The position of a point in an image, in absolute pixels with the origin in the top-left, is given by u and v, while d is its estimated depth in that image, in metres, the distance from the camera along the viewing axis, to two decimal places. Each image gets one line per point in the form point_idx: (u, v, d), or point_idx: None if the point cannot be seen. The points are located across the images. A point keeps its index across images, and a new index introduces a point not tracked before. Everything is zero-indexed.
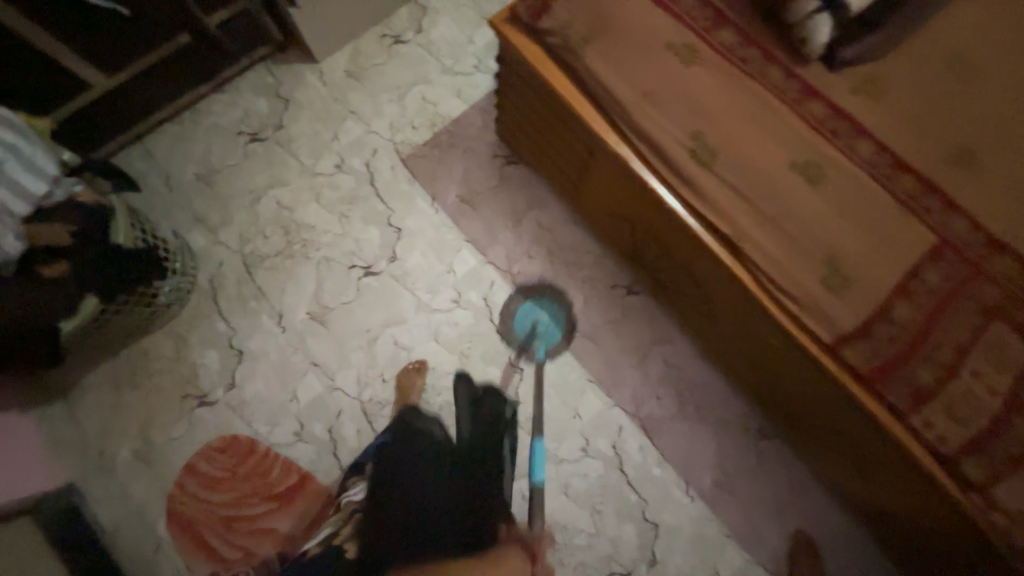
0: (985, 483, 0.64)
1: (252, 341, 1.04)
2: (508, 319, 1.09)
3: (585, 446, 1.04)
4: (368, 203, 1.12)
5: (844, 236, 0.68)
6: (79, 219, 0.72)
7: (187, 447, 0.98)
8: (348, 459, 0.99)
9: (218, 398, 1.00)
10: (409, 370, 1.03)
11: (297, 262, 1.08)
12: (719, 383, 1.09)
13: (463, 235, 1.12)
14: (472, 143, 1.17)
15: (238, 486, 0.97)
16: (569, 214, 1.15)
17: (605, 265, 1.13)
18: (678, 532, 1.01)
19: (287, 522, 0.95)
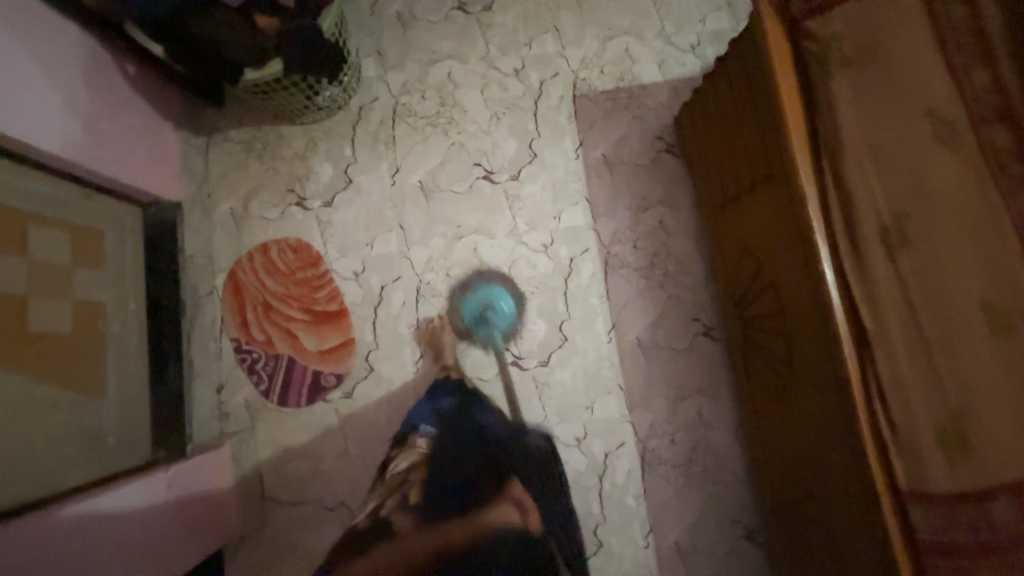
0: None
1: (364, 177, 1.09)
2: (581, 290, 1.06)
3: (580, 438, 1.02)
4: (523, 117, 1.12)
5: (995, 398, 0.57)
6: None
7: (270, 231, 1.07)
8: (383, 320, 1.05)
9: (314, 207, 1.08)
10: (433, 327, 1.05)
11: (434, 134, 1.11)
12: (737, 465, 1.02)
13: (587, 191, 1.10)
14: (646, 114, 1.12)
15: (290, 286, 1.05)
16: (694, 230, 1.09)
17: (699, 295, 1.07)
18: (618, 562, 0.99)
19: (310, 338, 1.03)
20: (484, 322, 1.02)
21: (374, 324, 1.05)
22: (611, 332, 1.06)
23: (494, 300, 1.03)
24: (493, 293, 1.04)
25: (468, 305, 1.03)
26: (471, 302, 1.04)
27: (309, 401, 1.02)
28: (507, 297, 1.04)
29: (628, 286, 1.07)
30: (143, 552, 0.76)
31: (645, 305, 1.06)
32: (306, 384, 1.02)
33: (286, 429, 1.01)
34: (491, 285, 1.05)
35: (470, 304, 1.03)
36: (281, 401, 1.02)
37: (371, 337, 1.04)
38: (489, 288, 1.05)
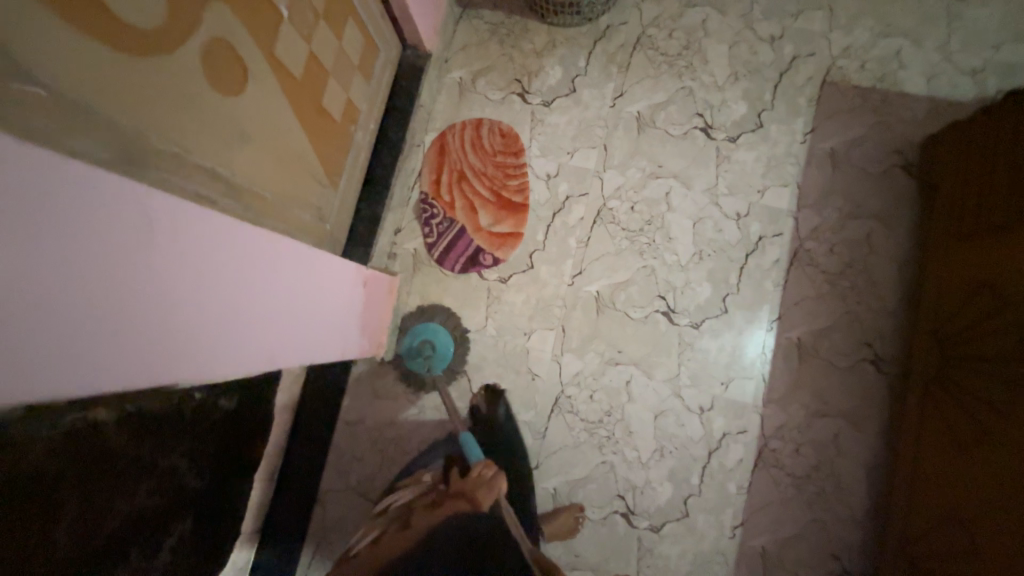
0: None
1: (586, 91, 1.11)
2: (759, 270, 1.03)
3: (704, 408, 1.00)
4: (762, 84, 1.08)
5: None
6: None
7: (487, 110, 1.12)
8: (557, 226, 1.08)
9: (532, 102, 1.12)
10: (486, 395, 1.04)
11: (669, 72, 1.10)
12: (857, 502, 0.96)
13: (801, 179, 1.05)
14: (895, 123, 1.05)
15: (487, 164, 1.10)
16: (899, 258, 1.01)
17: (882, 321, 1.00)
18: (696, 539, 0.97)
19: (487, 217, 1.08)
20: (425, 358, 1.01)
21: (547, 226, 1.08)
22: (773, 322, 1.02)
23: (433, 339, 1.02)
24: (432, 329, 1.03)
25: (405, 346, 1.03)
26: (413, 337, 1.03)
27: (463, 271, 1.07)
28: (438, 328, 1.03)
29: (808, 285, 1.02)
30: (330, 323, 0.80)
31: (818, 309, 1.01)
32: (469, 256, 1.08)
33: (440, 289, 1.08)
34: (429, 323, 1.04)
35: (410, 336, 1.03)
36: (441, 261, 1.08)
37: (541, 239, 1.08)
38: (428, 325, 1.04)
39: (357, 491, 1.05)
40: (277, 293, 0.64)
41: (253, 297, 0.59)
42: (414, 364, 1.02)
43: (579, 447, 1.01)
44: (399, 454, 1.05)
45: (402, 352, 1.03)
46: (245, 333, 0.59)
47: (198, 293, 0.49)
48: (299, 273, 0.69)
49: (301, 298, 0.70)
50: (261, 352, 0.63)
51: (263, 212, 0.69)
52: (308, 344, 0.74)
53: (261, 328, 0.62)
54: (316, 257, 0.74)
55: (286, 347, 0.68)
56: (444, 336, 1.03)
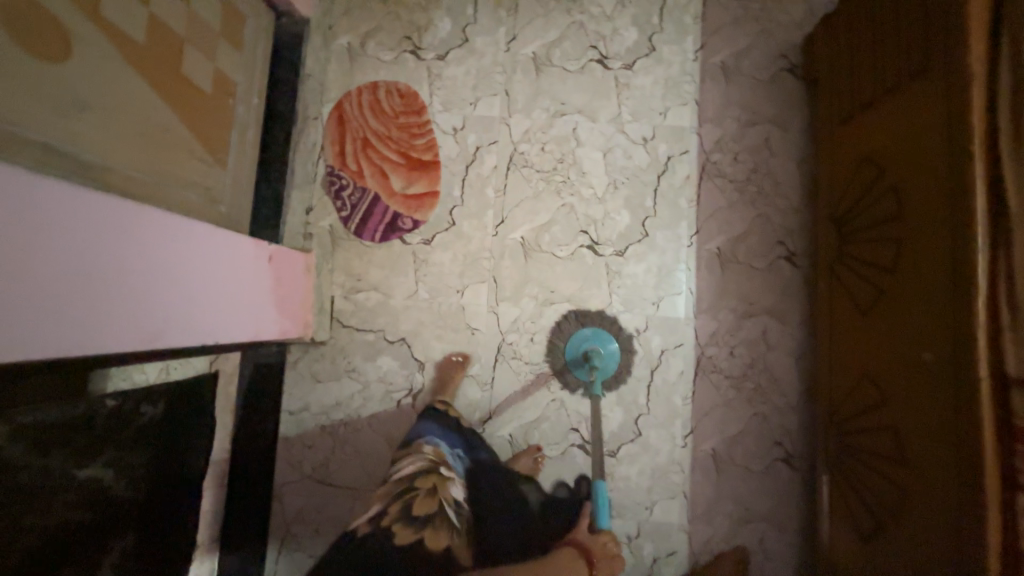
0: None
1: (479, 39, 1.10)
2: (672, 190, 1.06)
3: (641, 330, 1.03)
4: (648, 7, 1.09)
5: None
6: None
7: (381, 72, 1.09)
8: (472, 178, 1.07)
9: (426, 58, 1.09)
10: (452, 362, 1.03)
11: (557, 8, 1.10)
12: (791, 390, 1.02)
13: (698, 95, 1.08)
14: (775, 29, 1.08)
15: (390, 127, 1.07)
16: (796, 156, 1.06)
17: (790, 219, 1.05)
18: (651, 454, 1.01)
19: (400, 181, 1.06)
20: (588, 367, 1.00)
21: (462, 180, 1.07)
22: (692, 237, 1.05)
23: (601, 347, 1.00)
24: (602, 339, 1.01)
25: (576, 340, 1.02)
26: (580, 340, 1.02)
27: (384, 238, 1.06)
28: (609, 338, 1.02)
29: (719, 196, 1.06)
30: (232, 299, 0.77)
31: (732, 217, 1.05)
32: (386, 222, 1.06)
33: (364, 261, 1.06)
34: (601, 330, 1.02)
35: (579, 339, 1.01)
36: (359, 232, 1.06)
37: (458, 194, 1.06)
38: (598, 333, 1.02)
39: (314, 477, 1.02)
40: (145, 263, 0.60)
41: (107, 266, 0.55)
42: (576, 370, 1.02)
43: (529, 391, 1.02)
44: (351, 433, 1.03)
45: (568, 358, 1.02)
46: (113, 309, 0.56)
47: (17, 260, 0.45)
48: (181, 247, 0.66)
49: (181, 271, 0.66)
50: (132, 328, 0.59)
51: (131, 193, 0.65)
52: (203, 321, 0.71)
53: (136, 303, 0.59)
54: (204, 231, 0.71)
55: (166, 322, 0.64)
56: (615, 353, 1.01)
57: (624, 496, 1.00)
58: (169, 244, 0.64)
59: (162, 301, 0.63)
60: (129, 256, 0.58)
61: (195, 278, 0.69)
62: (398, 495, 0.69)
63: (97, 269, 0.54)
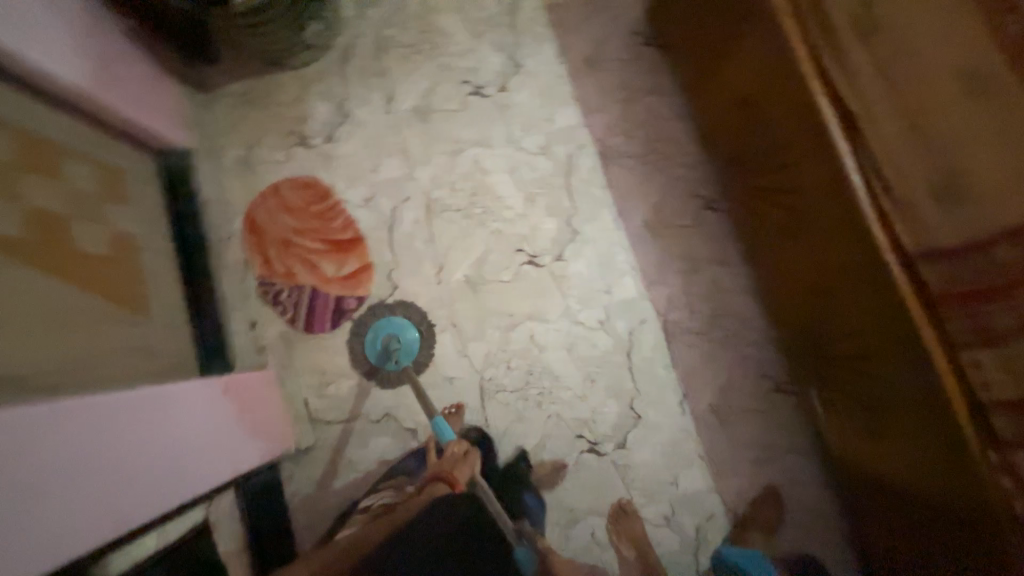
0: (1016, 445, 0.59)
1: (359, 111, 1.14)
2: (583, 184, 1.11)
3: (603, 320, 1.06)
4: (501, 31, 1.16)
5: (996, 137, 0.59)
6: None
7: (278, 172, 1.11)
8: (398, 239, 1.09)
9: (316, 144, 1.12)
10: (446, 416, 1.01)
11: (421, 59, 1.15)
12: (760, 325, 1.05)
13: (575, 92, 1.14)
14: (620, 11, 1.16)
15: (305, 220, 1.09)
16: (682, 112, 1.12)
17: (698, 171, 1.10)
18: (656, 431, 1.03)
19: (331, 266, 1.08)
20: (391, 354, 1.03)
21: (389, 244, 1.09)
22: (617, 220, 1.10)
23: (397, 334, 1.04)
24: (396, 326, 1.05)
25: (370, 347, 1.04)
26: (372, 342, 1.04)
27: (335, 325, 1.06)
28: (405, 320, 1.05)
29: (627, 174, 1.11)
30: (199, 448, 0.76)
31: (645, 189, 1.11)
32: (331, 310, 1.06)
33: (323, 353, 1.05)
34: (393, 318, 1.05)
35: (371, 342, 1.04)
36: (308, 328, 1.06)
37: (390, 258, 1.08)
38: (390, 322, 1.05)
39: None
40: (100, 450, 0.61)
41: (45, 473, 0.54)
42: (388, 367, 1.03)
43: (523, 416, 1.04)
44: None
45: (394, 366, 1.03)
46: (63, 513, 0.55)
47: None
48: (124, 421, 0.65)
49: (135, 445, 0.66)
50: (89, 523, 0.57)
51: (63, 384, 0.65)
52: (172, 485, 0.69)
53: (90, 497, 0.58)
54: (143, 396, 0.70)
55: (128, 501, 0.63)
56: (415, 336, 1.05)
57: (647, 480, 1.02)
58: (110, 424, 0.63)
59: (117, 482, 0.62)
60: (67, 452, 0.57)
61: (150, 444, 0.68)
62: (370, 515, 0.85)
63: (35, 480, 0.53)
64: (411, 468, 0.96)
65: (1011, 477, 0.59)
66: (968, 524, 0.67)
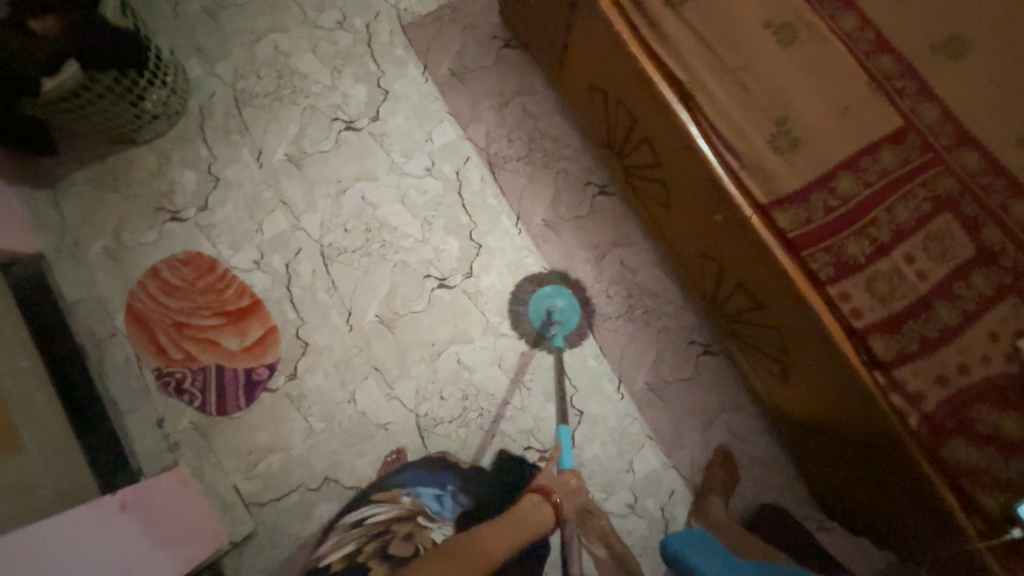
0: (892, 361, 0.62)
1: (229, 171, 1.08)
2: (476, 196, 1.09)
3: (526, 326, 1.05)
4: (361, 62, 1.13)
5: (803, 99, 0.66)
6: None
7: (154, 253, 1.04)
8: (299, 294, 1.04)
9: (189, 216, 1.05)
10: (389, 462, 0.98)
11: (283, 105, 1.11)
12: (675, 294, 1.07)
13: (448, 107, 1.13)
14: (474, 20, 1.16)
15: (194, 297, 1.02)
16: (556, 106, 1.13)
17: (584, 160, 1.11)
18: (601, 422, 1.02)
19: (233, 338, 1.01)
20: (552, 324, 1.04)
21: (292, 301, 1.03)
22: (518, 224, 1.09)
23: (564, 308, 1.04)
24: (566, 299, 1.05)
25: (535, 311, 1.05)
26: (541, 305, 1.05)
27: (250, 400, 0.99)
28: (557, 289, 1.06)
29: (517, 177, 1.11)
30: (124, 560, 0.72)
31: (538, 187, 1.11)
32: (242, 384, 1.00)
33: (243, 432, 0.98)
34: (569, 294, 1.06)
35: (537, 298, 1.05)
36: (222, 409, 0.99)
37: (295, 316, 1.03)
38: (567, 296, 1.06)
39: None
40: None
41: None
42: (544, 332, 1.04)
43: (467, 443, 1.01)
44: None
45: (562, 316, 1.03)
46: None
47: None
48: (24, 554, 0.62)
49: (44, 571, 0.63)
50: None
51: None
52: None
53: None
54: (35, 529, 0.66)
55: None
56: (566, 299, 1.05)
57: (603, 473, 1.01)
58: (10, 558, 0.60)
59: None
60: None
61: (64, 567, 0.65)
62: (369, 539, 0.69)
63: None
64: (435, 490, 0.80)
65: (901, 395, 0.62)
66: (873, 445, 0.70)
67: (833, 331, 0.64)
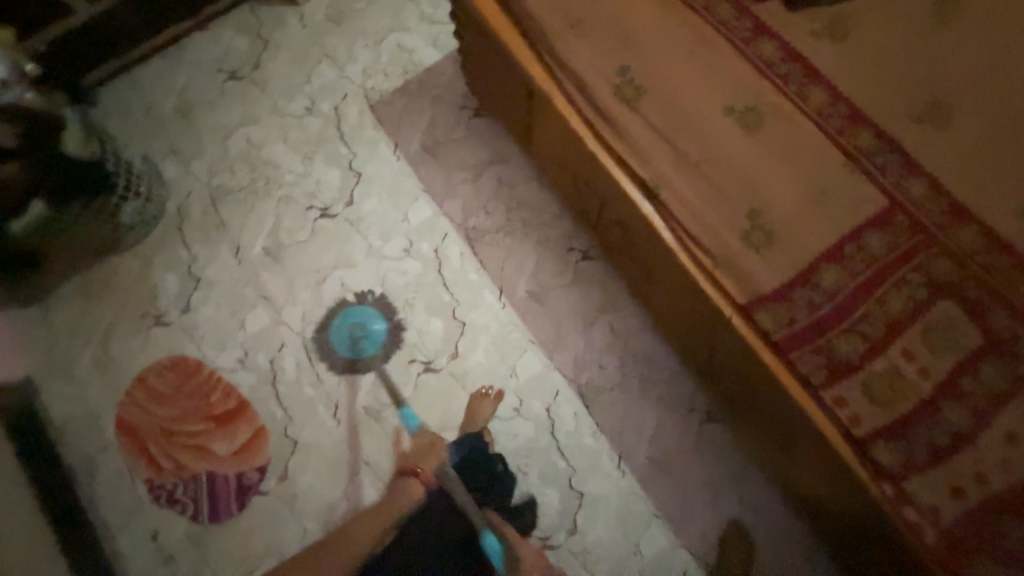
0: (899, 470, 0.57)
1: (209, 270, 1.08)
2: (457, 272, 1.07)
3: (518, 405, 1.01)
4: (332, 145, 1.13)
5: (775, 187, 0.62)
6: (21, 122, 0.85)
7: (140, 361, 1.03)
8: (285, 391, 1.02)
9: (172, 319, 1.05)
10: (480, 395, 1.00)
11: (259, 198, 1.11)
12: (670, 359, 1.02)
13: (421, 184, 1.11)
14: (441, 92, 1.14)
15: (181, 403, 1.01)
16: (530, 173, 1.10)
17: (563, 225, 1.08)
18: (604, 503, 0.98)
19: (222, 442, 1.00)
20: (358, 342, 1.05)
21: (278, 398, 1.02)
22: (501, 298, 1.06)
23: (362, 322, 1.05)
24: (363, 314, 1.06)
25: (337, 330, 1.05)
26: (340, 329, 1.05)
27: (242, 505, 0.97)
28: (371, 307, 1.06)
29: (497, 249, 1.08)
30: None
31: (519, 258, 1.07)
32: (233, 490, 0.98)
33: (236, 540, 0.96)
34: (335, 326, 1.05)
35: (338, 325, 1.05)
36: (214, 517, 0.97)
37: (282, 413, 1.01)
38: (335, 330, 1.05)
39: None
40: None
41: None
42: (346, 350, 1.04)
43: None
44: None
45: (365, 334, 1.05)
46: None
47: None
48: None
49: None
50: None
51: None
52: None
53: None
54: None
55: None
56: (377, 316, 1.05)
57: (610, 558, 0.96)
58: None
59: None
60: None
61: None
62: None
63: None
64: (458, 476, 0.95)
65: (912, 508, 0.56)
66: (894, 547, 0.64)
67: (830, 436, 0.60)
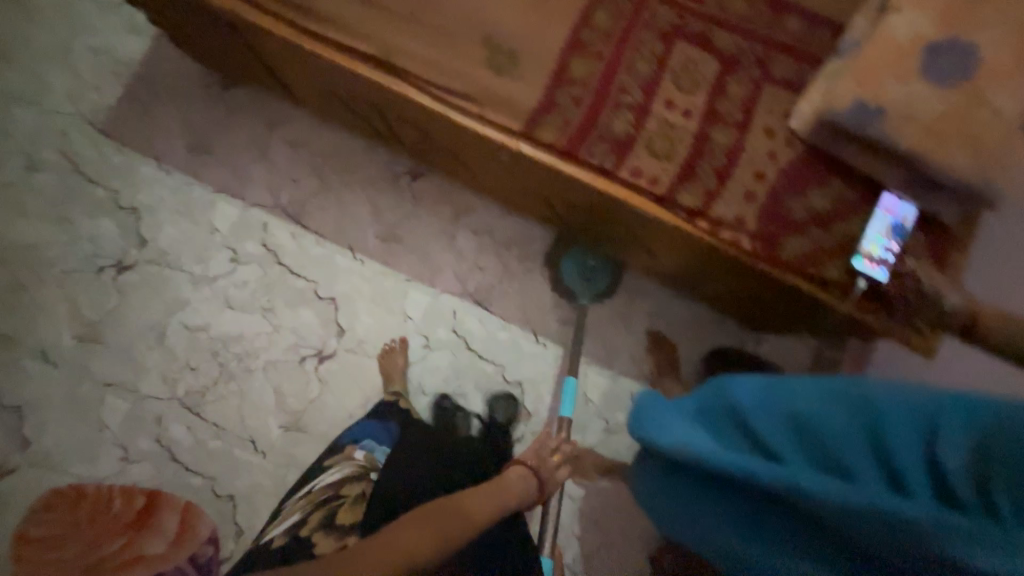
0: (705, 204, 0.63)
1: (26, 391, 0.91)
2: (299, 254, 0.99)
3: (426, 341, 1.00)
4: (84, 192, 0.95)
5: (494, 8, 0.62)
6: None
7: (6, 523, 0.88)
8: (189, 458, 0.93)
9: (16, 462, 0.90)
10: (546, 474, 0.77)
11: (34, 289, 0.93)
12: (536, 229, 1.05)
13: (210, 186, 0.98)
14: (176, 80, 0.99)
15: (81, 535, 0.88)
16: (318, 122, 1.02)
17: (378, 157, 1.02)
18: (542, 380, 1.02)
19: (153, 540, 0.88)
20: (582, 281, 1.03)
21: (188, 468, 0.92)
22: (357, 256, 1.01)
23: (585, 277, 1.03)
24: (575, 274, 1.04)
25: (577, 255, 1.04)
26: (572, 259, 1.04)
27: None
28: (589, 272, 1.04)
29: (326, 212, 1.01)
30: None
31: (352, 210, 1.01)
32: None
33: None
34: (204, 370, 0.95)
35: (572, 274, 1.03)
36: None
37: (199, 481, 0.92)
38: (207, 373, 0.95)
39: None
40: None
41: None
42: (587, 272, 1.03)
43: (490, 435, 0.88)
44: None
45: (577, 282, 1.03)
46: None
47: None
48: None
49: None
50: None
51: None
52: None
53: None
54: None
55: None
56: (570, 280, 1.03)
57: None
58: None
59: None
60: None
61: None
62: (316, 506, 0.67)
63: None
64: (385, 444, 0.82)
65: (727, 228, 0.63)
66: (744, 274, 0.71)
67: (648, 208, 0.64)
